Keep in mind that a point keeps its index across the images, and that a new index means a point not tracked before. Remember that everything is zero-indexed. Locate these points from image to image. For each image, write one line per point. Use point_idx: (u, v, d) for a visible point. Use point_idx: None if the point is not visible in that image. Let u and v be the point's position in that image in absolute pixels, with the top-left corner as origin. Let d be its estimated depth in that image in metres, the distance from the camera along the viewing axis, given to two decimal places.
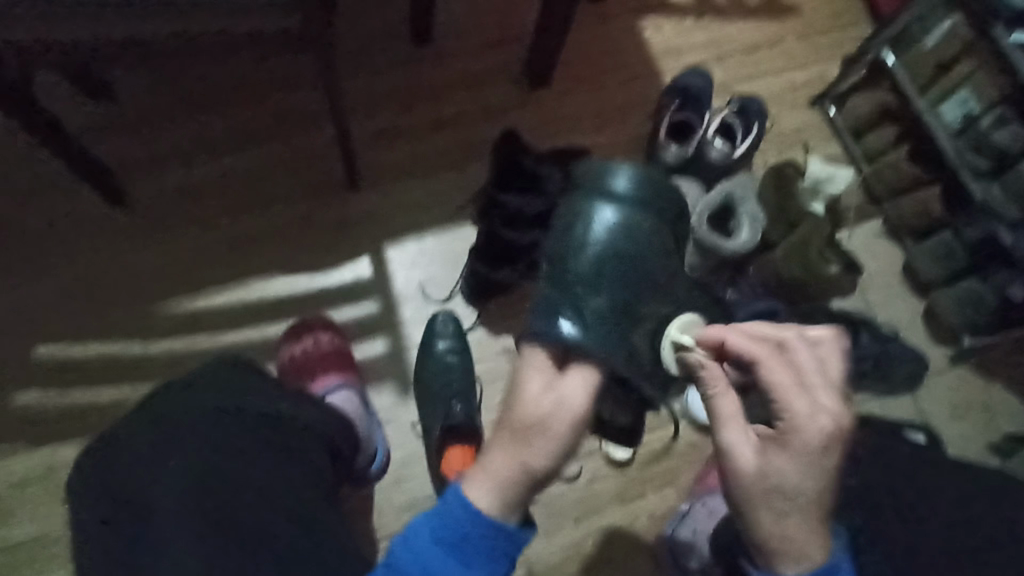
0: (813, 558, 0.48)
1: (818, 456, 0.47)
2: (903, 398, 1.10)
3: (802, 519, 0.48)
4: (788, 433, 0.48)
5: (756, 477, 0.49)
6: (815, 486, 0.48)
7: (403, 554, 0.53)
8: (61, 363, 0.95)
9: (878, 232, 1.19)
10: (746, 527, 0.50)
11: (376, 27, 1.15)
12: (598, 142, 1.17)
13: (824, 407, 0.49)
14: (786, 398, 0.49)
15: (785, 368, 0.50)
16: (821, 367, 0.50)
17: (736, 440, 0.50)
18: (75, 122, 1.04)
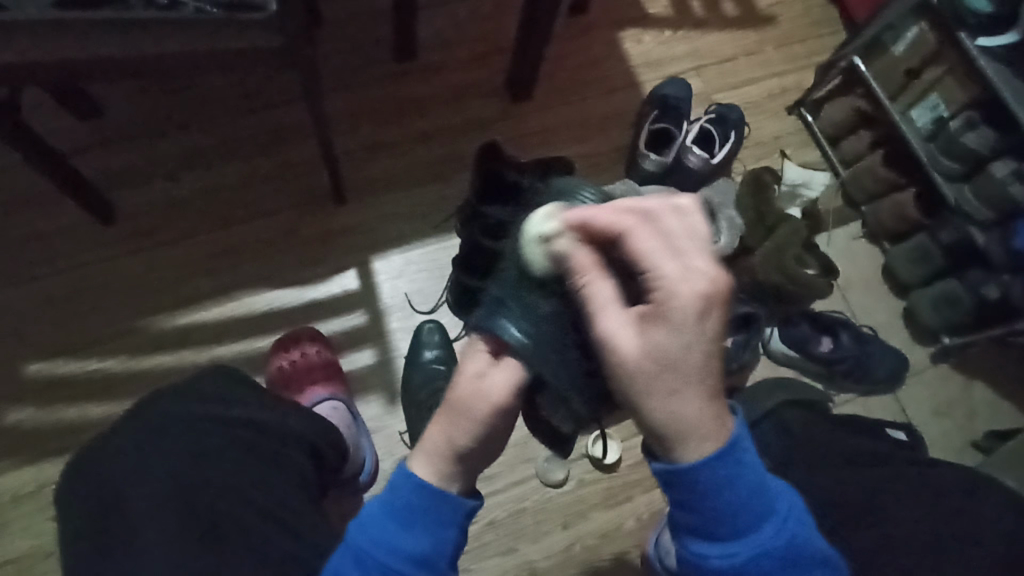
0: (708, 439, 0.46)
1: (693, 318, 0.45)
2: (885, 398, 1.12)
3: (693, 390, 0.46)
4: (665, 297, 0.46)
5: (639, 356, 0.46)
6: (705, 348, 0.45)
7: (357, 535, 0.52)
8: (49, 379, 0.96)
9: (857, 235, 1.21)
10: (643, 419, 0.47)
11: (360, 44, 1.17)
12: (580, 152, 1.19)
13: (698, 264, 0.46)
14: (654, 262, 0.47)
15: (655, 238, 0.47)
16: (691, 233, 0.47)
17: (615, 324, 0.47)
18: (64, 142, 1.05)
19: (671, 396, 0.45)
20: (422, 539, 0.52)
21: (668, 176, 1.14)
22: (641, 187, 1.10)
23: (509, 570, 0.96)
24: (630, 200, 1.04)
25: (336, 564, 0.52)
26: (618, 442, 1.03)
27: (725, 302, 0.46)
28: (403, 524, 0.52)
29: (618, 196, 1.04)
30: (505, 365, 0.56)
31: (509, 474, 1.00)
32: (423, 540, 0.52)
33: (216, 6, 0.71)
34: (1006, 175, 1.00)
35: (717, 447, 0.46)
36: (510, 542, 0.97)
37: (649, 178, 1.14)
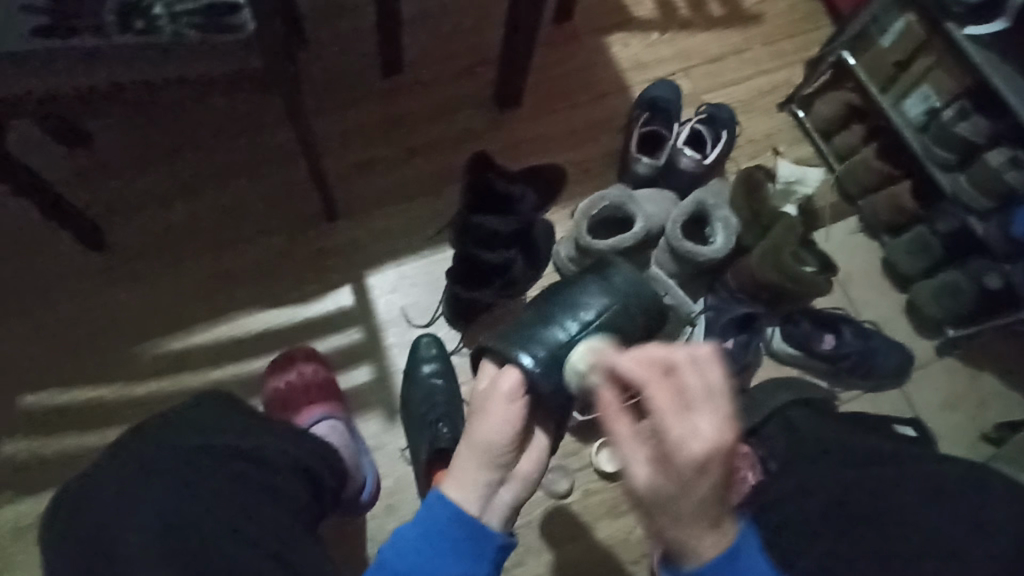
0: (708, 553, 0.48)
1: (699, 472, 0.45)
2: (891, 394, 1.10)
3: (694, 518, 0.47)
4: (671, 451, 0.45)
5: (650, 489, 0.47)
6: (700, 497, 0.45)
7: (392, 556, 0.56)
8: (45, 411, 0.95)
9: (855, 229, 1.20)
10: (652, 527, 0.49)
11: (346, 60, 1.17)
12: (572, 158, 1.19)
13: (698, 433, 0.45)
14: (659, 415, 0.46)
15: (667, 392, 0.47)
16: (709, 390, 0.46)
17: (631, 448, 0.48)
18: (53, 173, 1.05)
19: (667, 515, 0.47)
20: (454, 562, 0.56)
21: (660, 179, 1.13)
22: (633, 192, 1.09)
23: None
24: (623, 205, 1.04)
25: None
26: None
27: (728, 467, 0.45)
28: (437, 549, 0.56)
29: (611, 201, 1.04)
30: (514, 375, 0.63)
31: None
32: (454, 564, 0.56)
33: (191, 30, 0.70)
34: (1001, 162, 0.99)
35: (715, 555, 0.48)
36: (517, 556, 0.96)
37: (641, 181, 1.13)
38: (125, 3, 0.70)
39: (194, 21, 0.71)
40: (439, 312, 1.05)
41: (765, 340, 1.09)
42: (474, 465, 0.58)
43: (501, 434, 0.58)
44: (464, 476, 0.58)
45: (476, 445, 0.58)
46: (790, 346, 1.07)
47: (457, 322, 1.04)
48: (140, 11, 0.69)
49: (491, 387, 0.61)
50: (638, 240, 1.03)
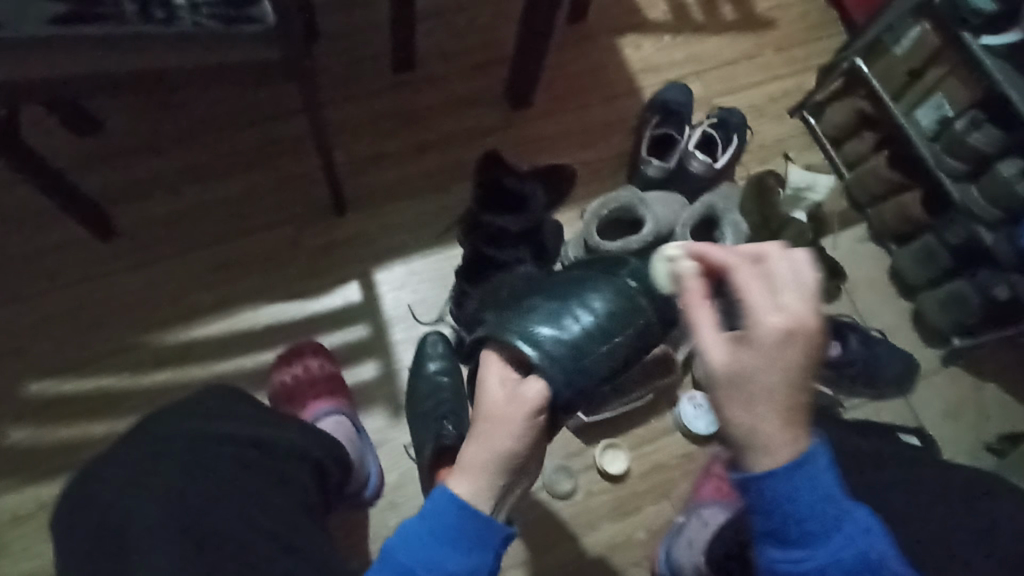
0: (782, 453, 0.47)
1: (783, 355, 0.46)
2: (895, 402, 1.10)
3: (771, 408, 0.46)
4: (753, 336, 0.47)
5: (727, 376, 0.47)
6: (783, 380, 0.46)
7: (395, 549, 0.53)
8: (50, 398, 0.95)
9: (863, 237, 1.20)
10: (727, 433, 0.48)
11: (359, 54, 1.17)
12: (582, 159, 1.19)
13: (795, 313, 0.47)
14: (751, 306, 0.48)
15: (755, 279, 0.48)
16: (797, 278, 0.47)
17: (709, 340, 0.49)
18: (63, 159, 1.05)
19: (745, 409, 0.47)
20: (460, 558, 0.54)
21: (670, 182, 1.13)
22: (643, 193, 1.09)
23: None
24: (633, 207, 1.04)
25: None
26: (626, 452, 1.02)
27: (812, 344, 0.47)
28: (443, 543, 0.54)
29: (621, 202, 1.04)
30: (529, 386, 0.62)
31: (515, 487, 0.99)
32: (461, 559, 0.53)
33: (212, 22, 0.70)
34: (1012, 173, 0.98)
35: (790, 458, 0.47)
36: (518, 555, 0.96)
37: (651, 184, 1.13)
38: None
39: (215, 11, 0.70)
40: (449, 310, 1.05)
41: None
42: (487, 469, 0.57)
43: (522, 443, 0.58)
44: (476, 480, 0.56)
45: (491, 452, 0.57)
46: None
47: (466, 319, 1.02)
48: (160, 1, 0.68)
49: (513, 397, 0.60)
50: (647, 242, 1.03)
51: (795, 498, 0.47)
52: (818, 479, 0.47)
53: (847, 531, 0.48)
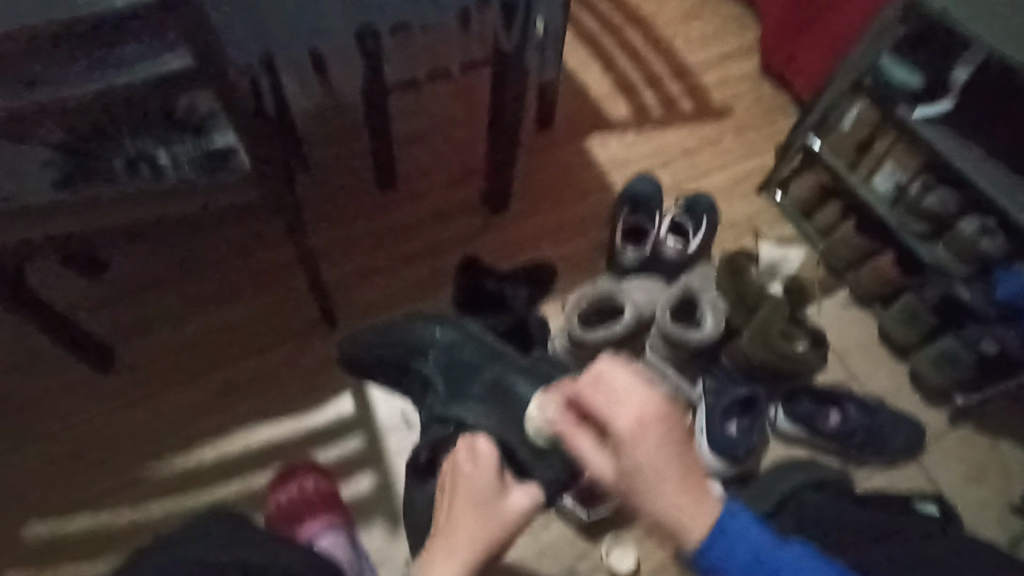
0: (700, 518, 0.55)
1: (643, 443, 0.55)
2: (908, 468, 1.07)
3: (673, 489, 0.55)
4: (618, 438, 0.56)
5: (625, 481, 0.57)
6: (660, 465, 0.55)
7: None
8: (47, 540, 0.95)
9: (847, 302, 1.22)
10: (655, 515, 0.56)
11: (344, 179, 1.26)
12: (561, 253, 1.24)
13: (633, 406, 0.56)
14: (605, 418, 0.57)
15: (597, 391, 0.58)
16: (616, 382, 0.57)
17: (601, 462, 0.59)
18: (69, 302, 1.11)
19: (656, 499, 0.55)
20: None
21: (647, 268, 1.18)
22: (621, 281, 1.13)
23: None
24: (611, 295, 1.07)
25: None
26: (633, 548, 0.99)
27: (662, 425, 0.55)
28: None
29: (599, 292, 1.07)
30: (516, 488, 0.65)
31: None
32: None
33: (193, 171, 0.77)
34: (974, 232, 1.02)
35: (711, 523, 0.55)
36: None
37: (628, 271, 1.17)
38: (135, 154, 0.77)
39: (197, 162, 0.78)
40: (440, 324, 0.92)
41: (770, 420, 1.07)
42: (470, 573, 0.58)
43: (484, 522, 0.61)
44: (457, 571, 0.57)
45: (471, 540, 0.60)
46: (794, 425, 1.05)
47: (461, 330, 0.91)
48: (147, 161, 0.77)
49: (482, 481, 0.64)
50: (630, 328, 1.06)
51: (731, 554, 0.54)
52: (734, 539, 0.54)
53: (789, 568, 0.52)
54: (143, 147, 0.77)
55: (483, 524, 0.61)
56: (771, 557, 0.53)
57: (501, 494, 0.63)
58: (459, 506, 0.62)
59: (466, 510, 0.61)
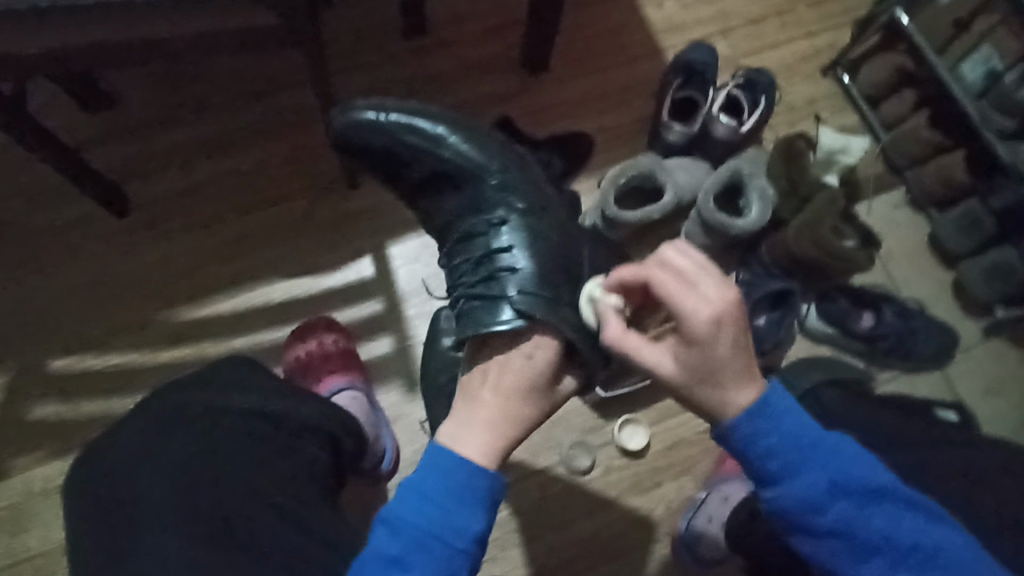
0: (749, 403, 0.52)
1: (713, 334, 0.52)
2: (932, 375, 1.05)
3: (733, 381, 0.52)
4: (689, 328, 0.52)
5: (685, 371, 0.54)
6: (729, 354, 0.52)
7: (400, 506, 0.54)
8: (70, 373, 0.96)
9: (898, 203, 1.14)
10: (707, 408, 0.54)
11: (370, 21, 1.14)
12: (600, 126, 1.14)
13: (708, 296, 0.52)
14: (673, 307, 0.53)
15: (665, 280, 0.54)
16: (688, 266, 0.54)
17: (656, 360, 0.55)
18: (75, 135, 1.04)
19: (713, 392, 0.53)
20: (468, 514, 0.54)
21: (693, 148, 1.09)
22: (663, 161, 1.04)
23: (534, 559, 0.94)
24: (654, 174, 0.99)
25: (382, 536, 0.53)
26: (645, 427, 0.99)
27: (736, 316, 0.52)
28: (451, 497, 0.54)
29: (641, 169, 1.00)
30: (546, 345, 0.65)
31: (533, 463, 0.98)
32: (470, 515, 0.54)
33: None
34: None
35: (756, 399, 0.52)
36: (535, 531, 0.95)
37: (672, 150, 1.08)
38: None
39: None
40: (483, 148, 0.83)
41: (800, 317, 1.03)
42: (502, 449, 0.59)
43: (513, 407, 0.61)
44: (489, 448, 0.58)
45: (498, 425, 0.60)
46: (826, 324, 1.02)
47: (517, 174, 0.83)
48: None
49: (509, 366, 0.63)
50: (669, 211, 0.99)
51: (763, 432, 0.51)
52: (782, 415, 0.52)
53: (825, 449, 0.51)
54: None
55: (513, 406, 0.61)
56: (812, 435, 0.51)
57: (528, 369, 0.63)
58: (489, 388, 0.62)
59: (497, 393, 0.61)
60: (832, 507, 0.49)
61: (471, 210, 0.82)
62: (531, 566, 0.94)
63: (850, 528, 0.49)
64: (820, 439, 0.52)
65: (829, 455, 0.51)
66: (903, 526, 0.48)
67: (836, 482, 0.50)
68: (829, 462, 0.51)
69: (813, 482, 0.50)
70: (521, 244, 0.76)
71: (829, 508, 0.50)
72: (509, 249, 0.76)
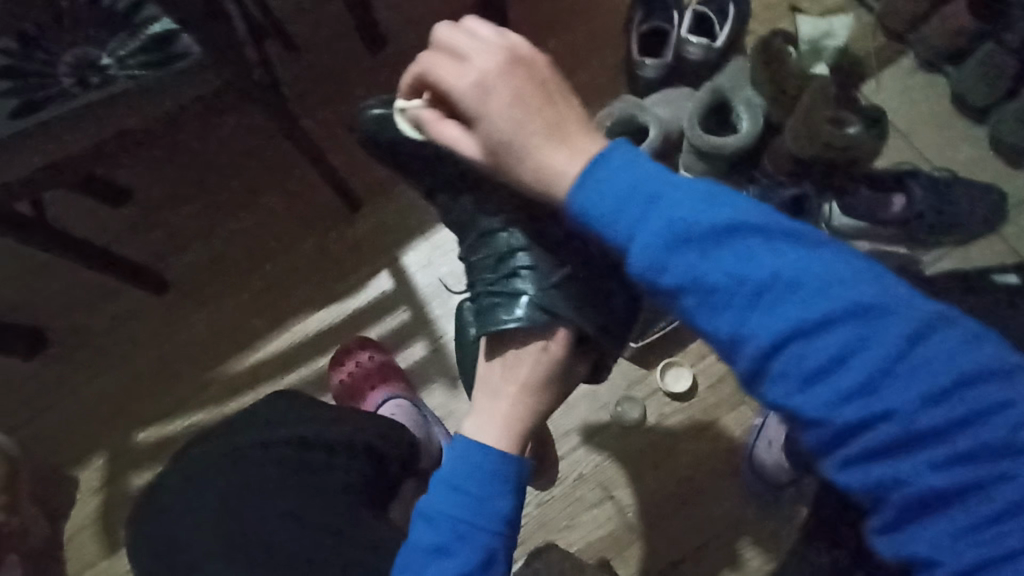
0: (573, 156, 0.52)
1: (502, 86, 0.54)
2: (986, 241, 0.98)
3: (541, 133, 0.54)
4: (476, 95, 0.54)
5: (482, 143, 0.55)
6: (525, 110, 0.54)
7: (433, 500, 0.58)
8: (155, 443, 1.06)
9: (910, 70, 1.06)
10: (534, 172, 0.54)
11: (332, 48, 1.17)
12: (575, 83, 1.13)
13: (487, 58, 0.54)
14: (455, 77, 0.55)
15: (443, 58, 0.56)
16: (463, 39, 0.56)
17: (467, 139, 0.56)
18: (103, 231, 1.13)
19: (533, 152, 0.53)
20: (497, 499, 0.58)
21: (672, 78, 1.05)
22: (642, 100, 1.02)
23: (608, 519, 0.95)
24: (632, 116, 0.97)
25: (421, 529, 0.57)
26: (688, 368, 0.99)
27: (520, 70, 0.54)
28: (479, 487, 0.58)
29: (619, 115, 0.97)
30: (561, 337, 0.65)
31: (585, 428, 0.98)
32: (498, 500, 0.58)
33: (141, 69, 0.73)
34: None
35: (578, 151, 0.53)
36: (603, 492, 0.96)
37: (651, 86, 1.05)
38: (77, 62, 0.71)
39: (142, 60, 0.73)
40: None
41: (823, 218, 0.97)
42: (521, 436, 0.62)
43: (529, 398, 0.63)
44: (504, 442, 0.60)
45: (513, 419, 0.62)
46: (854, 218, 0.95)
47: None
48: (93, 67, 0.72)
49: (523, 358, 0.64)
50: (658, 147, 0.95)
51: (599, 197, 0.49)
52: (617, 169, 0.49)
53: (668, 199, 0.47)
54: (83, 52, 0.71)
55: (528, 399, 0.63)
56: (653, 186, 0.47)
57: (541, 362, 0.64)
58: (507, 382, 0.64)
59: (515, 386, 0.63)
60: (673, 248, 0.45)
61: (485, 210, 0.72)
62: (608, 527, 0.95)
63: (786, 330, 0.42)
64: (733, 239, 0.45)
65: (675, 207, 0.46)
66: (761, 257, 0.44)
67: (679, 224, 0.46)
68: (746, 266, 0.44)
69: (655, 233, 0.46)
70: (537, 242, 0.69)
71: (674, 254, 0.46)
72: (524, 247, 0.69)
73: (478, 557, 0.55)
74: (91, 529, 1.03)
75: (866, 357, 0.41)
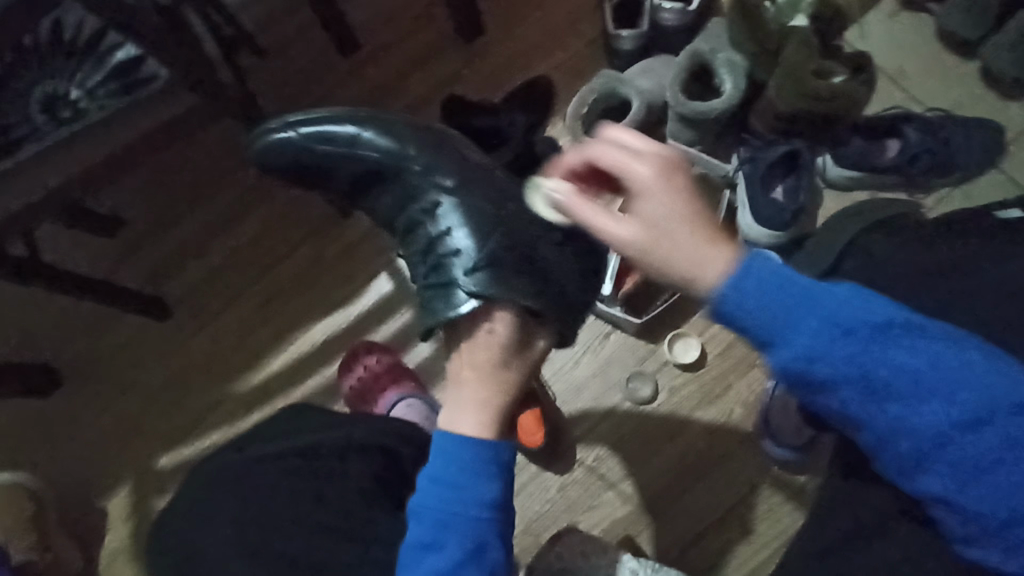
0: (724, 264, 0.49)
1: (673, 192, 0.51)
2: (987, 178, 0.96)
3: (697, 234, 0.50)
4: (637, 190, 0.51)
5: (646, 234, 0.51)
6: (687, 209, 0.51)
7: (422, 497, 0.57)
8: (176, 466, 1.07)
9: (892, 11, 1.03)
10: (681, 276, 0.50)
11: (307, 55, 1.16)
12: (553, 62, 1.11)
13: (654, 157, 0.52)
14: (621, 170, 0.52)
15: (610, 152, 0.53)
16: (636, 143, 0.53)
17: (609, 221, 0.53)
18: (101, 262, 1.14)
19: (679, 241, 0.50)
20: (485, 485, 0.58)
21: (650, 47, 1.04)
22: (624, 72, 1.01)
23: (631, 495, 0.95)
24: (614, 89, 0.96)
25: (419, 526, 0.57)
26: (696, 338, 0.98)
27: (686, 183, 0.52)
28: (464, 476, 0.58)
29: (600, 90, 0.96)
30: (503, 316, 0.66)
31: (598, 408, 0.98)
32: (486, 486, 0.58)
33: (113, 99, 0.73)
34: None
35: (734, 260, 0.49)
36: (623, 469, 0.96)
37: (630, 57, 1.04)
38: (46, 99, 0.70)
39: (113, 88, 0.73)
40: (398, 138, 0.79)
41: (818, 172, 0.97)
42: (497, 421, 0.62)
43: (493, 379, 0.63)
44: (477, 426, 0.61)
45: (480, 401, 0.62)
46: (849, 169, 0.95)
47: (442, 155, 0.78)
48: (61, 101, 0.71)
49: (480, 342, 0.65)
50: (641, 120, 0.97)
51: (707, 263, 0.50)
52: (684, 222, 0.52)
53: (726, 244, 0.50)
54: (49, 86, 0.70)
55: (493, 380, 0.64)
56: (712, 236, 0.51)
57: (495, 343, 0.65)
58: (468, 368, 0.64)
59: (476, 369, 0.64)
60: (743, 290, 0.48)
61: (405, 203, 0.78)
62: (630, 503, 0.95)
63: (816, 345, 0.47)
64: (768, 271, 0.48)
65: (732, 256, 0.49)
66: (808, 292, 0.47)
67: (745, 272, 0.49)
68: (847, 323, 0.47)
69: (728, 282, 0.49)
70: (458, 223, 0.73)
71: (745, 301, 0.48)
72: (449, 231, 0.73)
73: (470, 546, 0.56)
74: (124, 556, 1.04)
75: (879, 348, 0.46)
